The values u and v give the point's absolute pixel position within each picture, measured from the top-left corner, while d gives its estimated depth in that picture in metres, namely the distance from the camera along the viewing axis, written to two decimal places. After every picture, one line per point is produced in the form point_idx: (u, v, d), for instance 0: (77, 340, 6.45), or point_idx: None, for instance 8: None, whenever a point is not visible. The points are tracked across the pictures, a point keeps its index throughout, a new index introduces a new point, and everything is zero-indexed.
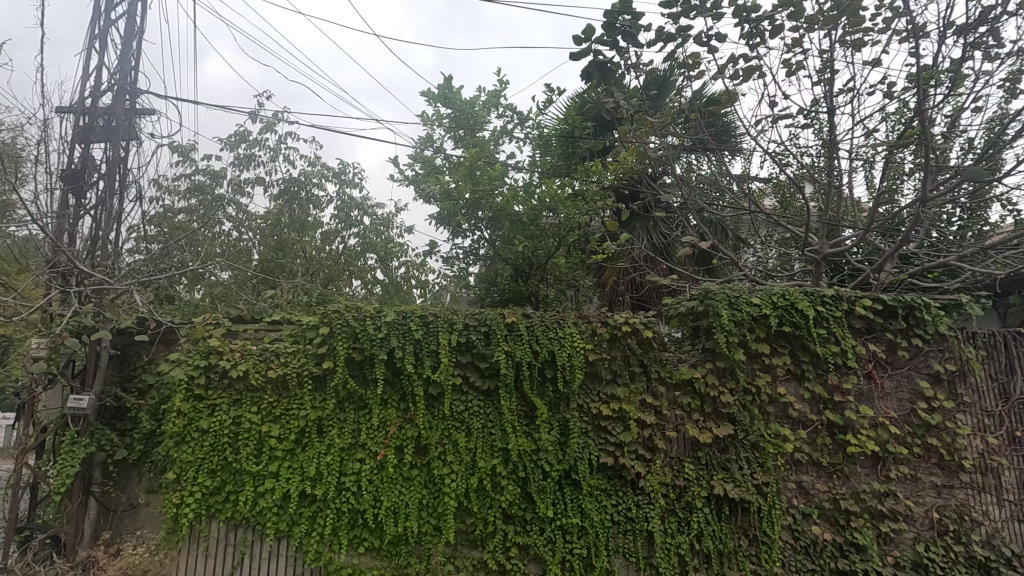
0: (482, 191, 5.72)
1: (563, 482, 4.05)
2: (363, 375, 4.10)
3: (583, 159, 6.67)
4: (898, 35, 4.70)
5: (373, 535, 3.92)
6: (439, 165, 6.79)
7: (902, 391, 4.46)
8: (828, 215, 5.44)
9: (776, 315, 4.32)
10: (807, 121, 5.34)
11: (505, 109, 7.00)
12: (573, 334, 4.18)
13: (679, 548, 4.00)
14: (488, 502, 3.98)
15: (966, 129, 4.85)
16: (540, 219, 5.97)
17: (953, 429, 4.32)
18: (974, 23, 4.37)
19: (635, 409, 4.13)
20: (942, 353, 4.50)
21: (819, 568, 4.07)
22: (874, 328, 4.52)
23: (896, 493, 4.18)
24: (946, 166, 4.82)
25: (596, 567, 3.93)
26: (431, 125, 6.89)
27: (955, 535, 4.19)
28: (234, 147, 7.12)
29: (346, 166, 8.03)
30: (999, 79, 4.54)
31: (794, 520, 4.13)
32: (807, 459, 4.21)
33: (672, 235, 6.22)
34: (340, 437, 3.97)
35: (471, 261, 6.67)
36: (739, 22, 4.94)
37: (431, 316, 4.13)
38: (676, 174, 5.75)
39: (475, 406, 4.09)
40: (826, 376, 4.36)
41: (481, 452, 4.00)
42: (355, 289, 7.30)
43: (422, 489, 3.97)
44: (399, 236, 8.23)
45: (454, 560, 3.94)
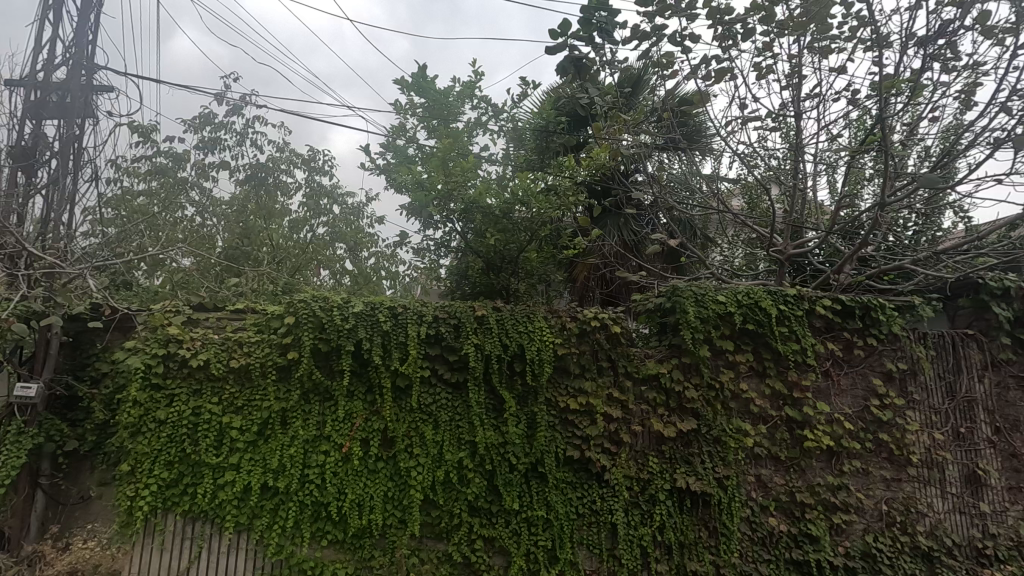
0: (454, 183, 5.70)
1: (529, 474, 4.08)
2: (329, 365, 4.04)
3: (556, 154, 6.67)
4: (863, 44, 4.83)
5: (336, 527, 3.88)
6: (411, 155, 6.72)
7: (858, 388, 4.63)
8: (792, 216, 5.59)
9: (740, 313, 4.43)
10: (775, 124, 5.47)
11: (479, 101, 6.95)
12: (542, 328, 4.19)
13: (641, 540, 4.07)
14: (454, 494, 3.98)
15: (923, 138, 5.06)
16: (512, 212, 5.89)
17: (902, 424, 4.53)
18: (934, 35, 4.53)
19: (602, 403, 4.19)
20: (895, 352, 4.71)
21: (774, 558, 4.20)
22: (833, 327, 4.68)
23: (848, 486, 4.35)
24: (904, 172, 4.99)
25: (561, 559, 3.97)
26: (404, 114, 6.80)
27: (901, 526, 4.39)
28: (198, 129, 6.88)
29: (316, 153, 7.85)
30: (955, 90, 4.73)
31: (752, 512, 4.24)
32: (765, 453, 4.34)
33: (643, 232, 6.29)
34: (304, 429, 3.90)
35: (443, 253, 6.65)
36: (713, 23, 5.01)
37: (400, 308, 4.08)
38: (648, 172, 5.82)
39: (444, 399, 4.08)
40: (786, 372, 4.49)
41: (448, 444, 3.99)
42: (323, 279, 7.14)
43: (388, 481, 3.93)
44: (369, 226, 8.10)
45: (418, 553, 3.92)
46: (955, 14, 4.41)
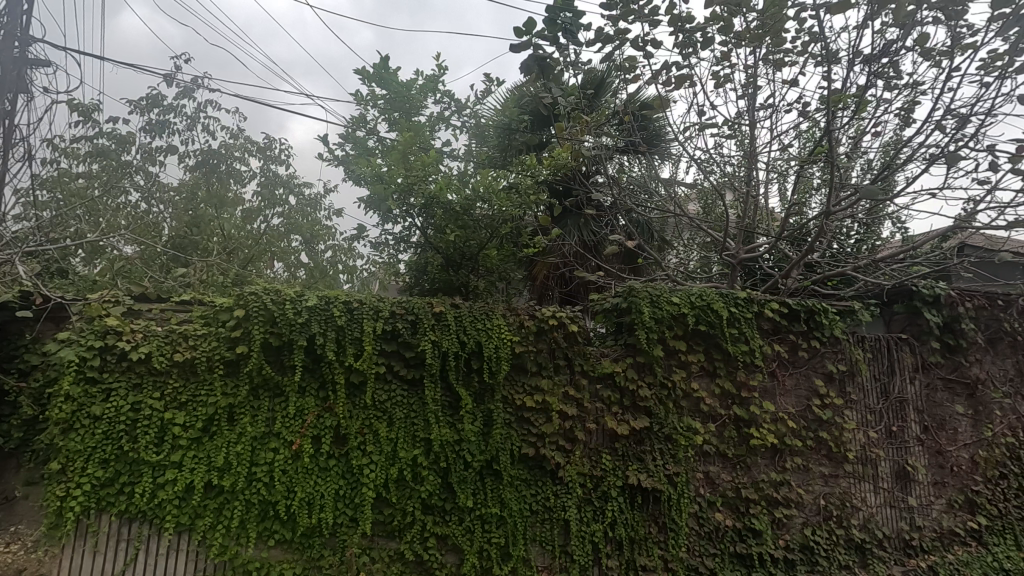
0: (415, 177, 5.63)
1: (484, 472, 4.07)
2: (280, 361, 3.93)
3: (518, 152, 6.69)
4: (814, 59, 5.03)
5: (284, 527, 3.77)
6: (371, 147, 6.60)
7: (801, 388, 4.84)
8: (745, 222, 5.79)
9: (693, 314, 4.55)
10: (731, 132, 5.65)
11: (442, 95, 6.89)
12: (500, 325, 4.19)
13: (593, 536, 4.13)
14: (408, 492, 3.94)
15: (866, 151, 5.32)
16: (472, 210, 5.89)
17: (840, 423, 4.77)
18: (878, 54, 4.77)
19: (558, 401, 4.22)
20: (835, 354, 4.95)
21: (720, 552, 4.33)
22: (780, 330, 4.87)
23: (790, 482, 4.54)
24: (848, 183, 5.24)
25: (513, 556, 3.98)
26: (365, 105, 6.67)
27: (838, 520, 4.62)
28: (145, 111, 6.54)
29: (272, 141, 7.60)
30: (896, 108, 5.00)
31: (700, 507, 4.36)
32: (714, 450, 4.48)
33: (602, 233, 6.38)
34: (252, 426, 3.77)
35: (402, 249, 6.60)
36: (675, 30, 5.12)
37: (355, 303, 3.99)
38: (608, 174, 5.92)
39: (399, 397, 4.02)
40: (735, 372, 4.64)
41: (403, 442, 3.95)
42: (277, 272, 6.93)
43: (340, 479, 3.85)
44: (327, 219, 7.90)
45: (370, 551, 3.85)
46: (897, 35, 4.65)
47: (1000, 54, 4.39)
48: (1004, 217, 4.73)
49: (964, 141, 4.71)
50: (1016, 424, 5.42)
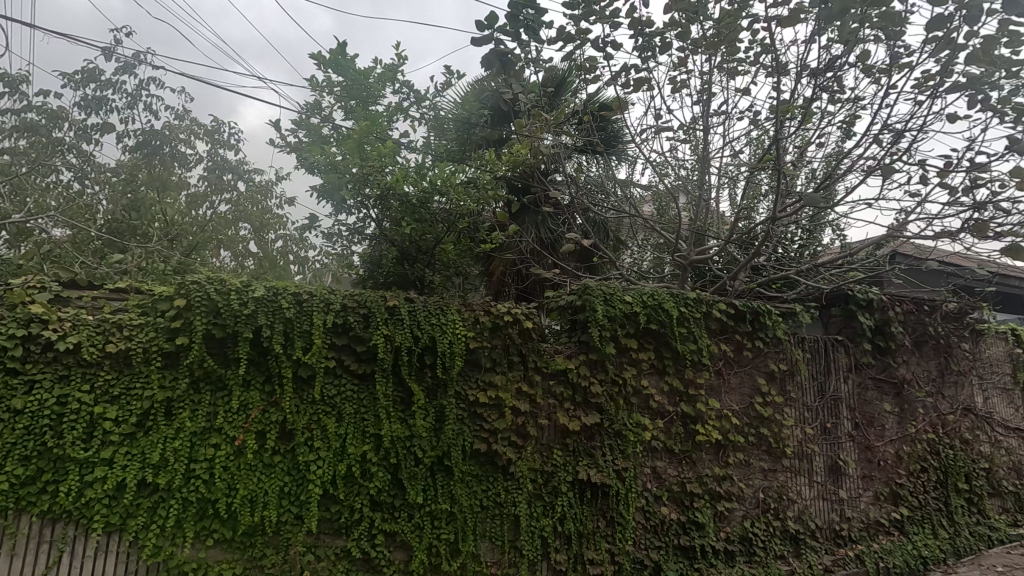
0: (370, 167, 5.54)
1: (435, 468, 4.03)
2: (224, 353, 3.77)
3: (477, 147, 6.68)
4: (764, 69, 5.23)
5: (224, 526, 3.63)
6: (326, 135, 6.41)
7: (745, 386, 5.03)
8: (696, 224, 5.97)
9: (645, 313, 4.66)
10: (686, 136, 5.81)
11: (401, 85, 6.77)
12: (455, 321, 4.16)
13: (542, 531, 4.17)
14: (356, 489, 3.86)
15: (810, 161, 5.57)
16: (430, 203, 5.83)
17: (779, 420, 5.00)
18: (824, 68, 4.99)
19: (511, 397, 4.23)
20: (776, 354, 5.18)
21: (665, 545, 4.44)
22: (727, 330, 5.04)
23: (731, 476, 4.72)
24: (794, 190, 5.48)
25: (462, 552, 3.96)
26: (321, 91, 6.47)
27: (775, 512, 4.83)
28: (80, 85, 6.13)
29: (221, 125, 7.27)
30: (839, 120, 5.27)
31: (647, 502, 4.46)
32: (661, 446, 4.60)
33: (558, 231, 6.45)
34: (191, 420, 3.61)
35: (356, 241, 6.48)
36: (635, 34, 5.21)
37: (305, 294, 3.88)
38: (567, 172, 5.97)
39: (349, 391, 3.93)
40: (683, 370, 4.78)
41: (352, 438, 3.86)
42: (224, 261, 6.66)
43: (285, 476, 3.73)
44: (278, 207, 7.63)
45: (315, 549, 3.76)
46: (840, 52, 4.89)
47: (932, 75, 4.69)
48: (931, 228, 5.06)
49: (898, 155, 5.00)
50: (937, 421, 5.80)
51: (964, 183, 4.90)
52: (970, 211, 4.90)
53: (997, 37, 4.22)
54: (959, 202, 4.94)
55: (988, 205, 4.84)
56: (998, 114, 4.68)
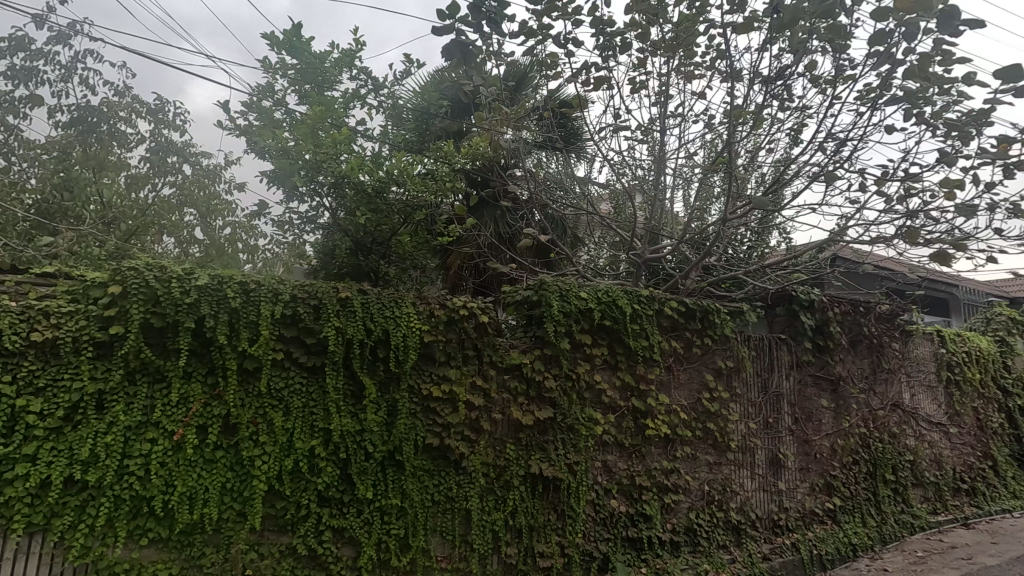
0: (323, 154, 5.41)
1: (386, 463, 3.97)
2: (163, 344, 3.59)
3: (436, 138, 6.64)
4: (719, 74, 5.38)
5: (160, 524, 3.46)
6: (278, 119, 6.18)
7: (693, 382, 5.18)
8: (651, 224, 6.10)
9: (599, 309, 4.72)
10: (643, 137, 5.92)
11: (359, 71, 6.60)
12: (410, 314, 4.10)
13: (494, 525, 4.17)
14: (303, 485, 3.75)
15: (760, 165, 5.78)
16: (387, 193, 5.73)
17: (724, 415, 5.18)
18: (775, 76, 5.17)
19: (464, 391, 4.20)
20: (723, 351, 5.37)
21: (613, 537, 4.52)
22: (677, 327, 5.17)
23: (679, 470, 4.86)
24: (744, 193, 5.67)
25: (412, 547, 3.92)
26: (274, 73, 6.24)
27: (718, 504, 5.00)
28: (6, 54, 5.69)
29: (165, 104, 6.89)
30: (787, 127, 5.48)
31: (597, 495, 4.54)
32: (612, 440, 4.68)
33: (516, 226, 6.47)
34: (126, 414, 3.42)
35: (309, 229, 6.28)
36: (596, 32, 5.26)
37: (252, 284, 3.73)
38: (526, 167, 5.97)
39: (297, 384, 3.82)
40: (635, 366, 4.87)
41: (300, 432, 3.75)
42: (167, 248, 6.34)
43: (227, 472, 3.59)
44: (226, 193, 7.31)
45: (258, 547, 3.64)
46: (790, 61, 5.08)
47: (874, 88, 4.93)
48: (868, 234, 5.35)
49: (841, 163, 5.25)
50: (869, 416, 6.14)
51: (899, 192, 5.19)
52: (903, 219, 5.20)
53: (932, 55, 4.47)
54: (894, 209, 5.23)
55: (920, 214, 5.14)
56: (930, 128, 4.97)
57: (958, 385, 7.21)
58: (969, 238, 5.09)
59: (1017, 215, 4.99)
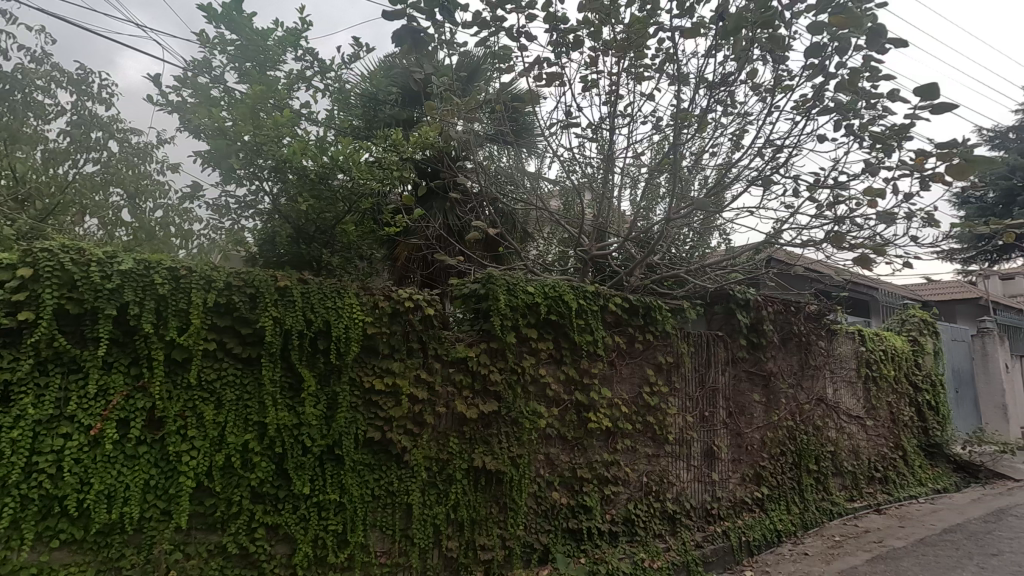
0: (264, 136, 5.20)
1: (324, 458, 3.86)
2: (80, 332, 3.34)
3: (385, 126, 6.50)
4: (667, 78, 5.53)
5: (74, 525, 3.23)
6: (216, 97, 5.85)
7: (635, 376, 5.32)
8: (599, 221, 6.21)
9: (545, 304, 4.76)
10: (594, 136, 6.01)
11: (304, 52, 6.36)
12: (352, 304, 3.99)
13: (435, 518, 4.14)
14: (235, 481, 3.59)
15: (704, 168, 5.97)
16: (331, 179, 5.62)
17: (663, 409, 5.35)
18: (719, 83, 5.35)
19: (408, 385, 4.14)
20: (664, 347, 5.54)
21: (553, 529, 4.59)
22: (621, 323, 5.28)
23: (619, 462, 4.98)
24: (686, 195, 5.86)
25: (350, 543, 3.84)
26: (211, 48, 5.91)
27: (655, 494, 5.16)
28: None
29: (90, 74, 6.40)
30: (729, 132, 5.69)
31: (539, 487, 4.58)
32: (555, 433, 4.74)
33: (466, 219, 6.43)
34: (35, 408, 3.15)
35: (247, 215, 5.96)
36: (549, 28, 5.28)
37: (183, 270, 3.53)
38: (477, 160, 5.92)
39: (230, 376, 3.64)
40: (579, 361, 4.94)
41: (232, 426, 3.59)
42: (90, 230, 5.91)
43: (151, 468, 3.39)
44: (158, 174, 6.88)
45: (184, 547, 3.46)
46: (733, 69, 5.27)
47: (808, 98, 5.18)
48: (800, 237, 5.63)
49: (777, 169, 5.50)
50: (796, 410, 6.50)
51: (829, 198, 5.49)
52: (831, 224, 5.50)
53: (861, 71, 4.75)
54: (824, 215, 5.53)
55: (846, 220, 5.46)
56: (857, 139, 5.28)
57: (875, 381, 7.74)
58: (889, 244, 5.44)
59: (931, 224, 5.37)
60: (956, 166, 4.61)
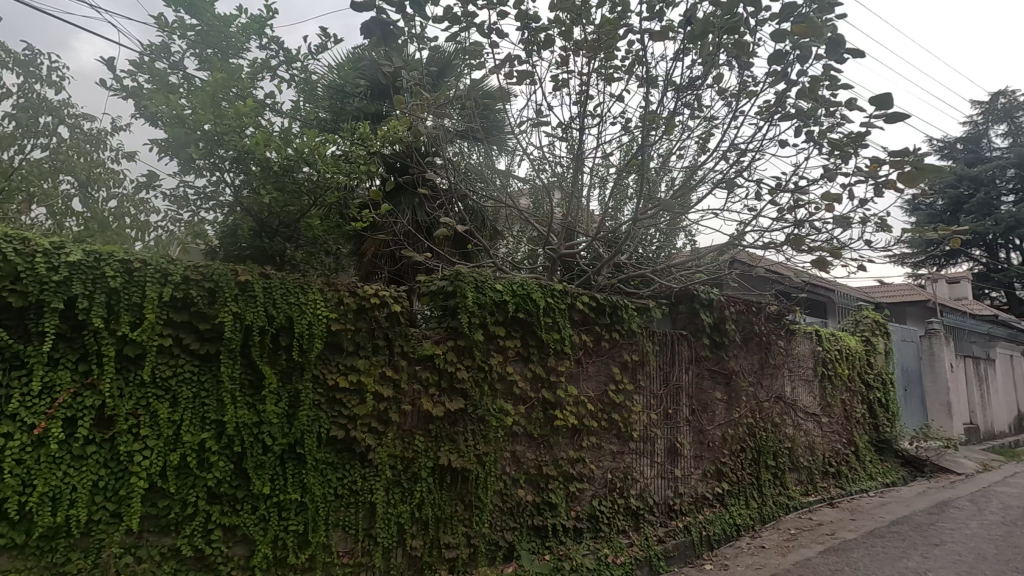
0: (225, 126, 5.06)
1: (285, 456, 3.77)
2: (23, 326, 3.16)
3: (353, 119, 6.39)
4: (637, 80, 5.59)
5: (15, 529, 3.07)
6: (174, 83, 5.64)
7: (601, 374, 5.37)
8: (567, 220, 6.24)
9: (513, 302, 4.77)
10: (564, 135, 6.03)
11: (269, 41, 6.19)
12: (316, 300, 3.91)
13: (399, 518, 4.10)
14: (191, 481, 3.48)
15: (671, 170, 6.07)
16: (296, 172, 5.44)
17: (628, 407, 5.43)
18: (687, 86, 5.44)
19: (373, 382, 4.08)
20: (630, 346, 5.62)
21: (519, 526, 4.60)
22: (588, 321, 5.32)
23: (584, 459, 5.03)
24: (653, 196, 5.95)
25: (311, 543, 3.76)
26: (170, 33, 5.69)
27: (619, 491, 5.23)
28: None
29: (38, 55, 6.10)
30: (696, 135, 5.80)
31: (505, 485, 4.59)
32: (522, 431, 4.75)
33: (435, 215, 6.38)
34: None
35: (206, 207, 5.81)
36: (521, 26, 5.28)
37: (136, 263, 3.39)
38: (446, 156, 5.89)
39: (186, 373, 3.52)
40: (547, 358, 4.96)
41: (188, 425, 3.47)
42: (37, 219, 5.65)
43: (100, 469, 3.25)
44: (112, 162, 6.63)
45: (135, 550, 3.33)
46: (700, 73, 5.37)
47: (771, 104, 5.32)
48: (761, 240, 5.78)
49: (741, 172, 5.63)
50: (756, 408, 6.68)
51: (790, 202, 5.65)
52: (791, 227, 5.67)
53: (821, 79, 4.90)
54: (785, 219, 5.69)
55: (806, 223, 5.63)
56: (817, 146, 5.46)
57: (831, 379, 8.02)
58: (845, 247, 5.64)
59: (884, 229, 5.59)
60: (908, 174, 4.81)
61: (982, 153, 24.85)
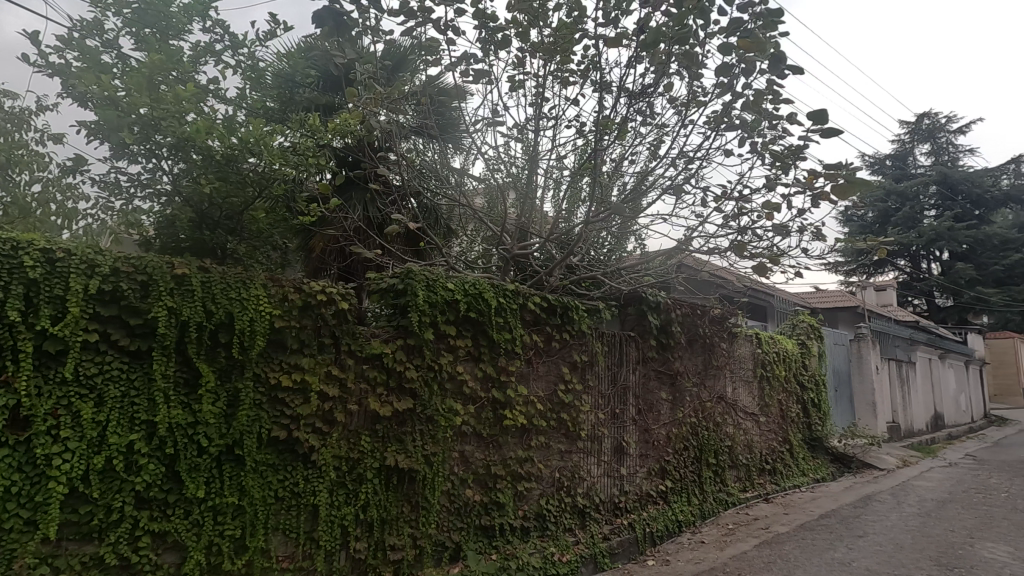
0: (163, 111, 4.87)
1: (222, 458, 3.61)
2: None
3: (302, 109, 6.20)
4: (591, 85, 5.68)
5: None
6: (107, 63, 5.31)
7: (551, 374, 5.42)
8: (521, 220, 6.28)
9: (465, 301, 4.74)
10: (519, 136, 6.06)
11: (214, 24, 5.92)
12: (259, 296, 3.76)
13: (342, 520, 4.00)
14: (117, 485, 3.28)
15: (623, 174, 6.19)
16: (240, 163, 5.16)
17: (577, 406, 5.50)
18: (639, 93, 5.58)
19: (318, 381, 3.97)
20: (579, 346, 5.70)
21: (466, 526, 4.58)
22: (539, 322, 5.36)
23: (532, 458, 5.06)
24: (605, 200, 6.06)
25: (248, 548, 3.62)
26: (104, 9, 5.36)
27: (567, 489, 5.29)
28: None
29: None
30: (647, 141, 5.95)
31: (453, 485, 4.55)
32: (471, 430, 4.73)
33: (387, 212, 6.28)
34: None
35: (141, 195, 5.56)
36: (478, 25, 5.26)
37: (59, 252, 3.16)
38: (399, 151, 5.79)
39: (114, 371, 3.31)
40: (497, 358, 4.96)
41: (115, 426, 3.26)
42: None
43: (13, 474, 3.00)
44: (36, 143, 6.20)
45: (52, 560, 3.10)
46: (652, 81, 5.51)
47: (718, 115, 5.52)
48: (707, 245, 5.99)
49: (689, 179, 5.81)
50: (699, 407, 6.90)
51: (734, 209, 5.87)
52: (735, 234, 5.90)
53: (765, 93, 5.13)
54: (729, 225, 5.92)
55: (748, 230, 5.87)
56: (760, 157, 5.70)
57: (769, 380, 8.39)
58: (783, 254, 5.91)
59: (819, 238, 5.89)
60: (841, 187, 5.10)
61: (909, 169, 26.60)
